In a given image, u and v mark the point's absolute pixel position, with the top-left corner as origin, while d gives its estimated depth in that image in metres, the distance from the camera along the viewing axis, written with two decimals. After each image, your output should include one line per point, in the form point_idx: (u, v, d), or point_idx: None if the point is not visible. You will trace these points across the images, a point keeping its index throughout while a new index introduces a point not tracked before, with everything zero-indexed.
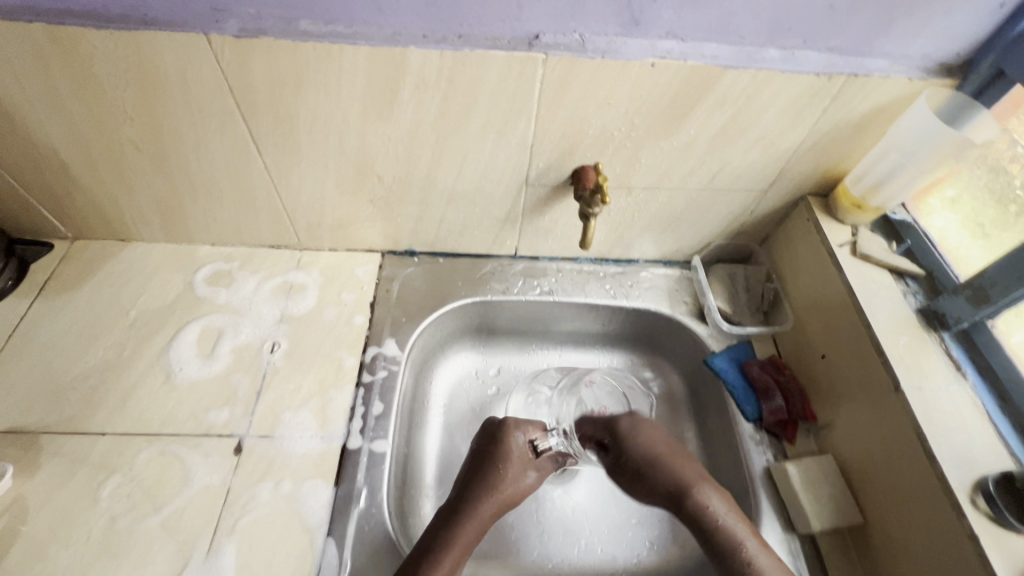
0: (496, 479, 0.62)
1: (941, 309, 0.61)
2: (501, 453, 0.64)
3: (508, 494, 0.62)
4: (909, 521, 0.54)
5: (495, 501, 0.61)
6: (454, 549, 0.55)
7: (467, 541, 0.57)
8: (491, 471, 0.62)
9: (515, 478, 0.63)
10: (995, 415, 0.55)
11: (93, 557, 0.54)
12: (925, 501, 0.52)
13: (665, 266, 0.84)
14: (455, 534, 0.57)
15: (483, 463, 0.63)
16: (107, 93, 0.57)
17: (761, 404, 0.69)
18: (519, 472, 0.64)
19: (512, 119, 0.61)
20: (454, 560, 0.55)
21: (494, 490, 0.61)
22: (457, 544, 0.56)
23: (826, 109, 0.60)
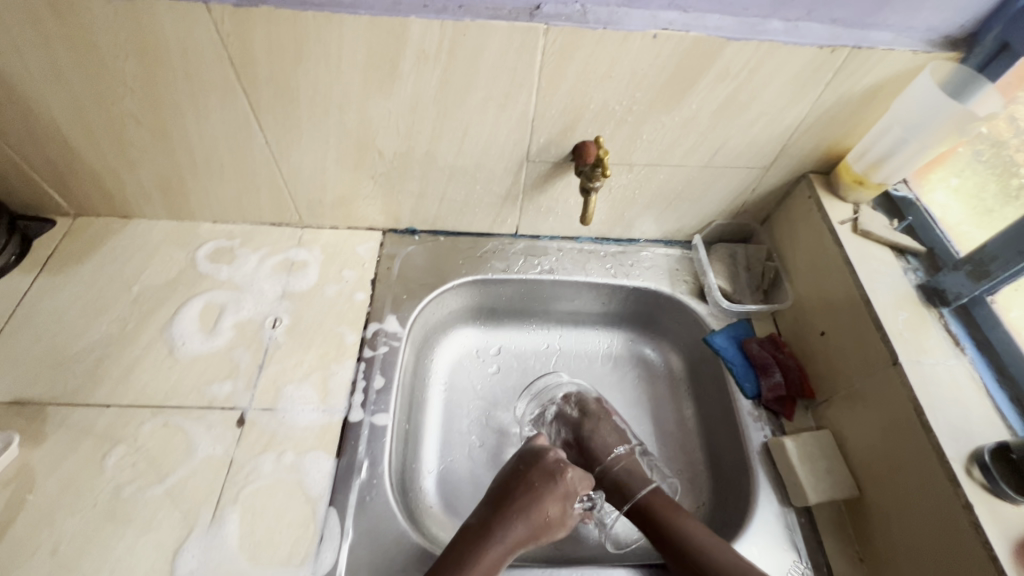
0: (539, 515, 0.58)
1: (941, 285, 0.61)
2: (551, 490, 0.60)
3: (543, 528, 0.59)
4: (905, 495, 0.54)
5: (530, 533, 0.58)
6: (476, 574, 0.53)
7: (491, 566, 0.54)
8: (534, 502, 0.59)
9: (557, 521, 0.60)
10: (992, 388, 0.56)
11: (99, 523, 0.55)
12: (921, 472, 0.53)
13: (666, 245, 0.84)
14: (480, 561, 0.54)
15: (528, 492, 0.60)
16: (108, 65, 0.57)
17: (760, 381, 0.70)
18: (560, 511, 0.60)
19: (513, 92, 0.60)
20: None
21: (533, 523, 0.58)
22: (481, 570, 0.53)
23: (829, 83, 0.60)
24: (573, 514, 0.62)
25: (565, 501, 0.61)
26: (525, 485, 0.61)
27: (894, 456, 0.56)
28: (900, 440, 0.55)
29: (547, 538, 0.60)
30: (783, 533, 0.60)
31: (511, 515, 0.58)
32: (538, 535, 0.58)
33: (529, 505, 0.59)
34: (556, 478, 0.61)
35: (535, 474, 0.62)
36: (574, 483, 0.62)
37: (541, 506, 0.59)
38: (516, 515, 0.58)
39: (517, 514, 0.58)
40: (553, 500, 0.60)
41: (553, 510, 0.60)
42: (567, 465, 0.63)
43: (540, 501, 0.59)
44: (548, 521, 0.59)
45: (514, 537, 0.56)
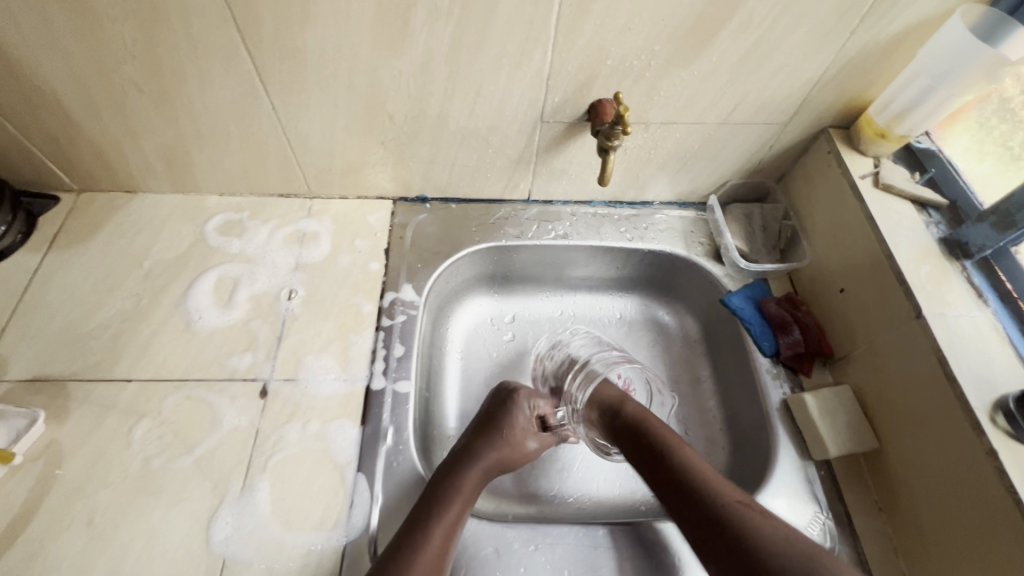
0: (501, 440, 0.61)
1: (964, 238, 0.61)
2: (510, 414, 0.64)
3: (511, 452, 0.61)
4: (926, 444, 0.55)
5: (497, 457, 0.60)
6: (459, 498, 0.54)
7: (471, 490, 0.56)
8: (495, 429, 0.62)
9: (520, 441, 0.63)
10: (1015, 338, 0.56)
11: (131, 495, 0.56)
12: (943, 422, 0.53)
13: (680, 207, 0.83)
14: (461, 484, 0.56)
15: (489, 422, 0.63)
16: (105, 28, 0.54)
17: (778, 339, 0.70)
18: (522, 435, 0.63)
19: (528, 48, 0.58)
20: (460, 509, 0.54)
21: (497, 448, 0.61)
22: (464, 494, 0.55)
23: (854, 31, 0.58)
24: (534, 436, 0.65)
25: (525, 424, 0.64)
26: (487, 418, 0.64)
27: (914, 404, 0.57)
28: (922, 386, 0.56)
29: (514, 464, 0.62)
30: (804, 485, 0.61)
31: (478, 443, 0.60)
32: (503, 464, 0.61)
33: (491, 436, 0.61)
34: (512, 404, 0.64)
35: (494, 406, 0.65)
36: (528, 405, 0.65)
37: (503, 432, 0.62)
38: (482, 445, 0.60)
39: (484, 442, 0.61)
40: (515, 424, 0.63)
41: (514, 432, 0.63)
42: (519, 387, 0.67)
43: (500, 426, 0.62)
44: (513, 444, 0.62)
45: (485, 465, 0.59)
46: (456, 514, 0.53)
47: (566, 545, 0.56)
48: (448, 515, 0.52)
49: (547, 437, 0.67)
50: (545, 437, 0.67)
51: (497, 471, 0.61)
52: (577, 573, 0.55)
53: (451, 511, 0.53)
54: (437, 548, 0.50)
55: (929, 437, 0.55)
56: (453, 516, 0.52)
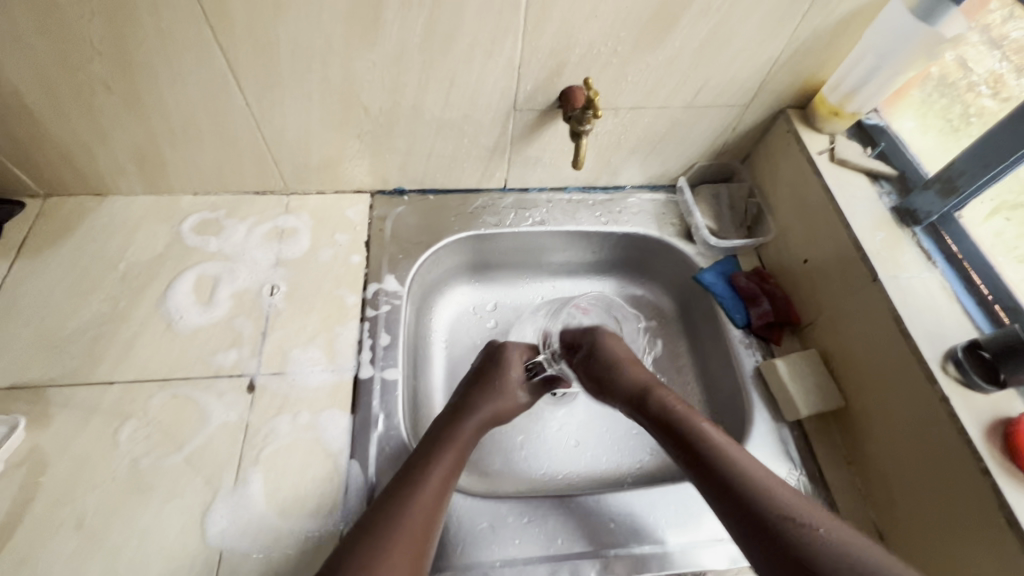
0: (495, 394, 0.63)
1: (912, 206, 0.65)
2: (502, 369, 0.66)
3: (503, 406, 0.63)
4: (886, 376, 0.59)
5: (491, 410, 0.62)
6: (454, 447, 0.56)
7: (466, 442, 0.57)
8: (488, 384, 0.64)
9: (511, 394, 0.64)
10: (961, 294, 0.60)
11: (122, 495, 0.55)
12: (898, 360, 0.58)
13: (652, 190, 0.86)
14: (456, 437, 0.57)
15: (481, 380, 0.64)
16: (72, 25, 0.53)
17: (748, 310, 0.73)
18: (513, 388, 0.65)
19: (499, 37, 0.60)
20: (455, 459, 0.55)
21: (491, 401, 0.62)
22: (459, 445, 0.56)
23: (805, 14, 0.61)
24: (524, 389, 0.66)
25: (517, 377, 0.66)
26: (479, 376, 0.65)
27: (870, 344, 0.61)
28: (879, 333, 0.60)
29: (507, 417, 0.64)
30: (778, 446, 0.64)
31: (471, 398, 0.62)
32: (498, 418, 0.62)
33: (485, 389, 0.63)
34: (502, 360, 0.67)
35: (486, 363, 0.67)
36: (517, 358, 0.67)
37: (495, 386, 0.64)
38: (476, 399, 0.62)
39: (477, 398, 0.62)
40: (507, 378, 0.65)
41: (506, 385, 0.64)
42: (508, 345, 0.69)
43: (491, 381, 0.64)
44: (505, 397, 0.63)
45: (481, 418, 0.60)
46: (452, 461, 0.54)
47: (558, 515, 0.59)
48: (443, 464, 0.53)
49: (540, 387, 0.69)
50: (538, 387, 0.69)
51: (491, 425, 0.62)
52: (569, 541, 0.57)
53: (448, 458, 0.54)
54: (436, 487, 0.51)
55: (886, 375, 0.59)
56: (450, 463, 0.54)
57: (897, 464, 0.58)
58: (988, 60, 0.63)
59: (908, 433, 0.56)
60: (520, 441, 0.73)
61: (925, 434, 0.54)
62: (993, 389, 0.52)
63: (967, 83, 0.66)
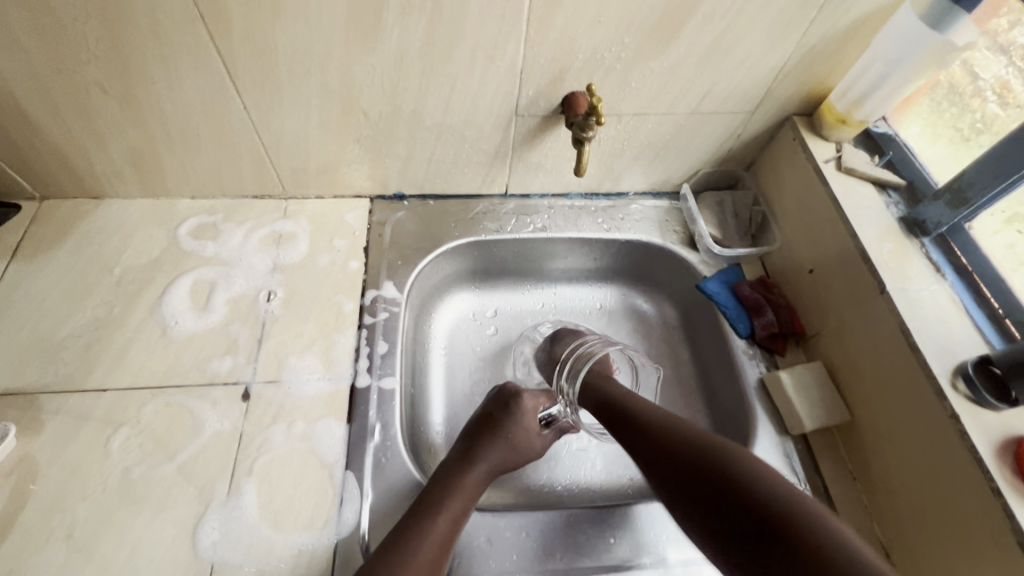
0: (505, 440, 0.62)
1: (921, 217, 0.64)
2: (513, 418, 0.63)
3: (511, 453, 0.62)
4: (893, 418, 0.58)
5: (499, 459, 0.61)
6: (458, 495, 0.55)
7: (472, 489, 0.57)
8: (497, 429, 0.62)
9: (522, 442, 0.63)
10: (971, 307, 0.59)
11: (112, 506, 0.54)
12: (910, 394, 0.56)
13: (655, 197, 0.85)
14: (462, 484, 0.56)
15: (490, 423, 0.63)
16: (66, 27, 0.53)
17: (752, 320, 0.72)
18: (525, 438, 0.63)
19: (501, 42, 0.59)
20: (460, 508, 0.54)
21: (499, 449, 0.61)
22: (466, 492, 0.56)
23: (813, 21, 0.60)
24: (540, 437, 0.65)
25: (529, 428, 0.64)
26: (488, 419, 0.64)
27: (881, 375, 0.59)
28: (892, 364, 0.58)
29: (517, 464, 0.63)
30: (782, 460, 0.63)
31: (480, 444, 0.61)
32: (508, 465, 0.62)
33: (497, 439, 0.61)
34: (515, 408, 0.64)
35: (496, 407, 0.65)
36: (529, 407, 0.65)
37: (506, 434, 0.62)
38: (485, 445, 0.61)
39: (487, 443, 0.61)
40: (519, 428, 0.63)
41: (517, 435, 0.63)
42: (522, 391, 0.66)
43: (503, 429, 0.62)
44: (515, 445, 0.62)
45: (489, 464, 0.60)
46: (458, 510, 0.54)
47: (557, 530, 0.57)
48: (449, 515, 0.53)
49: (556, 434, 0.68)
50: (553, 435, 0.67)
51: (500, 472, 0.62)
52: (569, 557, 0.56)
53: (454, 507, 0.54)
54: (441, 540, 0.51)
55: (896, 407, 0.57)
56: (456, 511, 0.54)
57: (903, 491, 0.57)
58: (994, 65, 0.63)
59: (916, 468, 0.55)
60: None
61: (931, 471, 0.53)
62: (1005, 407, 0.51)
63: (973, 88, 0.65)
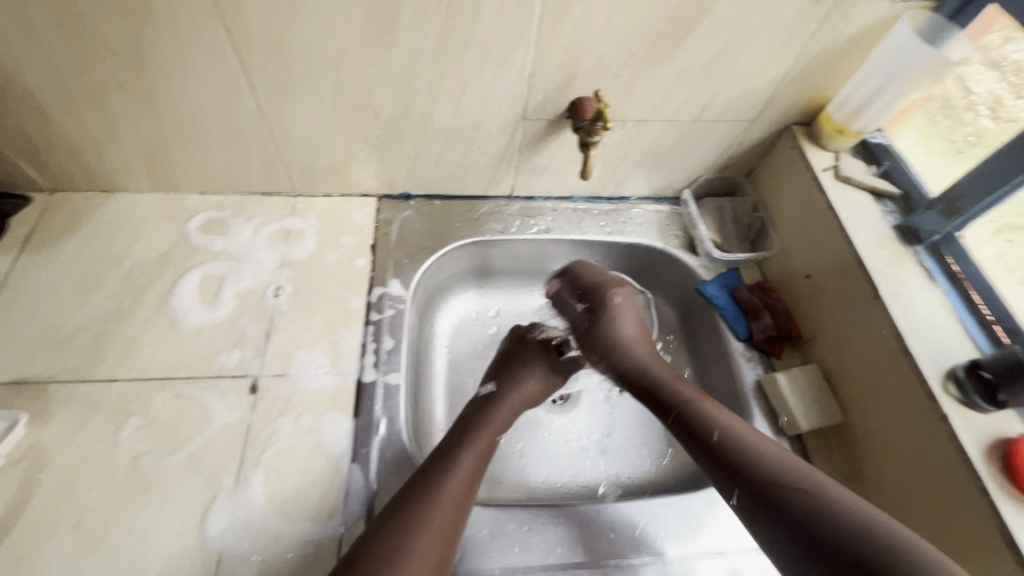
0: (527, 376, 0.68)
1: (915, 225, 0.67)
2: (532, 351, 0.71)
3: (536, 388, 0.68)
4: (878, 399, 0.61)
5: (523, 395, 0.66)
6: (485, 431, 0.59)
7: (498, 427, 0.61)
8: (519, 367, 0.69)
9: (545, 374, 0.69)
10: (963, 314, 0.61)
11: (121, 494, 0.55)
12: (889, 377, 0.59)
13: (656, 202, 0.87)
14: (489, 421, 0.61)
15: (512, 365, 0.69)
16: (88, 23, 0.54)
17: (751, 324, 0.74)
18: (548, 371, 0.70)
19: (512, 47, 0.61)
20: (488, 442, 0.58)
21: (524, 383, 0.67)
22: (490, 429, 0.60)
23: (813, 33, 0.62)
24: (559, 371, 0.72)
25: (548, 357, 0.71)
26: (511, 362, 0.70)
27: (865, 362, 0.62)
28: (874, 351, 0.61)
29: (541, 399, 0.69)
30: None
31: (503, 384, 0.67)
32: (531, 401, 0.67)
33: (520, 374, 0.68)
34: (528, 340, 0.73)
35: (514, 346, 0.72)
36: (541, 338, 0.73)
37: (528, 368, 0.69)
38: (509, 383, 0.67)
39: (511, 380, 0.67)
40: (537, 360, 0.70)
41: (539, 367, 0.69)
42: (536, 329, 0.75)
43: (524, 362, 0.70)
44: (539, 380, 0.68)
45: (513, 402, 0.65)
46: (486, 443, 0.58)
47: (558, 524, 0.59)
48: (476, 450, 0.56)
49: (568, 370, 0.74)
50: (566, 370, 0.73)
51: (526, 406, 0.67)
52: (570, 550, 0.57)
53: (482, 442, 0.58)
54: (470, 467, 0.54)
55: (883, 397, 0.60)
56: (484, 447, 0.57)
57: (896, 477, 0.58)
58: (988, 80, 0.65)
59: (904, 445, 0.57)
60: (521, 448, 0.73)
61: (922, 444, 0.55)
62: (993, 409, 0.53)
63: (966, 102, 0.68)
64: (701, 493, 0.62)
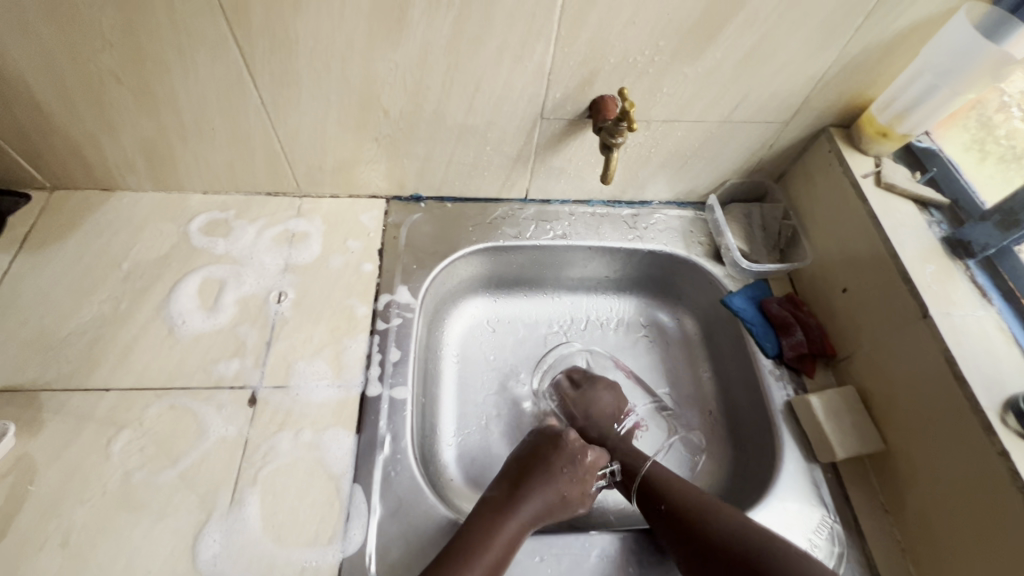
0: (552, 484, 0.58)
1: (965, 237, 0.61)
2: (557, 459, 0.61)
3: (558, 500, 0.58)
4: (929, 433, 0.55)
5: (545, 504, 0.57)
6: (498, 540, 0.52)
7: (514, 535, 0.53)
8: (544, 472, 0.59)
9: (570, 485, 0.59)
10: (1021, 337, 0.56)
11: (110, 512, 0.52)
12: (946, 415, 0.53)
13: (679, 207, 0.82)
14: (501, 528, 0.53)
15: (537, 465, 0.60)
16: (82, 14, 0.51)
17: (781, 340, 0.69)
18: (572, 485, 0.60)
19: (530, 41, 0.56)
20: (500, 555, 0.51)
21: (546, 491, 0.58)
22: (504, 538, 0.52)
23: (859, 27, 0.57)
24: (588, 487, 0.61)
25: (578, 477, 0.60)
26: (540, 460, 0.61)
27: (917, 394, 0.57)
28: (929, 380, 0.55)
29: (562, 512, 0.59)
30: (810, 489, 0.60)
31: (523, 489, 0.57)
32: (552, 511, 0.57)
33: (544, 482, 0.58)
34: (561, 450, 0.62)
35: (540, 447, 0.62)
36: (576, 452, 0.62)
37: (552, 475, 0.59)
38: (535, 484, 0.58)
39: (531, 486, 0.58)
40: (568, 473, 0.60)
41: (565, 480, 0.59)
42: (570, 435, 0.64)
43: (550, 473, 0.59)
44: (563, 493, 0.59)
45: (531, 510, 0.56)
46: (490, 565, 0.50)
47: (574, 555, 0.54)
48: (487, 560, 0.50)
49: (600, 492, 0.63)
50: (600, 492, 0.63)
51: (547, 518, 0.57)
52: None
53: (493, 552, 0.51)
54: None
55: (935, 429, 0.54)
56: (495, 559, 0.50)
57: (947, 543, 0.53)
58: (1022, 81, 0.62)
59: (962, 515, 0.51)
60: None
61: (984, 517, 0.49)
62: None
63: (998, 103, 0.64)
64: None
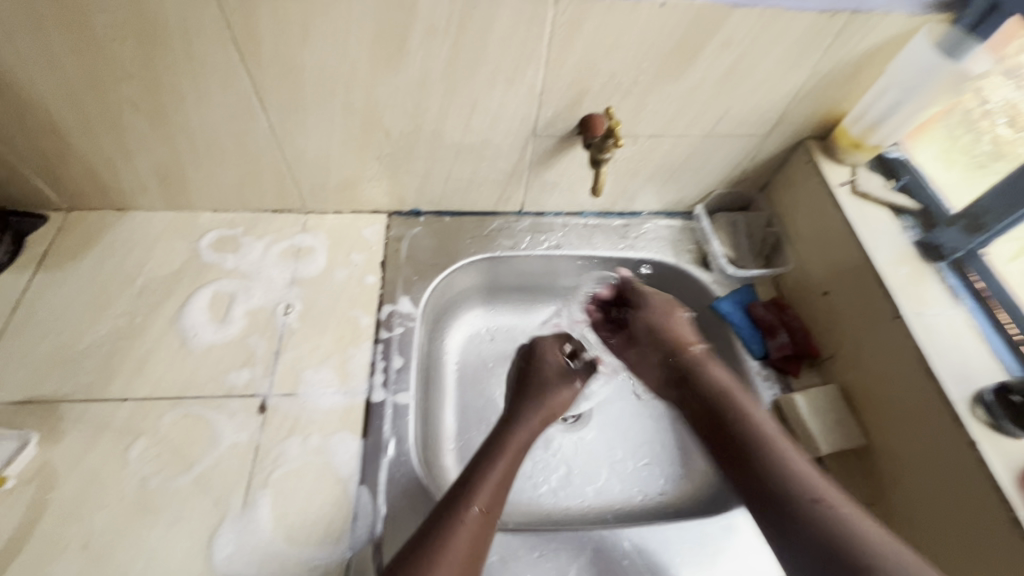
0: (542, 397, 0.66)
1: (936, 241, 0.64)
2: (545, 373, 0.69)
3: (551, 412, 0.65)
4: (907, 427, 0.58)
5: (541, 415, 0.64)
6: (507, 451, 0.58)
7: (520, 444, 0.60)
8: (534, 388, 0.67)
9: (557, 392, 0.67)
10: (990, 334, 0.59)
11: (128, 515, 0.55)
12: (919, 409, 0.56)
13: (668, 217, 0.86)
14: (507, 442, 0.59)
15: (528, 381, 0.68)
16: (105, 46, 0.55)
17: (767, 342, 0.72)
18: (555, 384, 0.68)
19: (522, 66, 0.60)
20: (510, 461, 0.57)
21: (540, 407, 0.65)
22: (512, 448, 0.58)
23: (828, 48, 0.61)
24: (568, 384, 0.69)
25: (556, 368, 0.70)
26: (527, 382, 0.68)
27: (894, 389, 0.60)
28: (904, 377, 0.58)
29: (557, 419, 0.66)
30: None
31: (519, 408, 0.64)
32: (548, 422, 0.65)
33: (538, 397, 0.66)
34: (539, 354, 0.71)
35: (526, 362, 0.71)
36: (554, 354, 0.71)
37: (544, 393, 0.66)
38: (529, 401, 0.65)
39: (524, 406, 0.65)
40: (550, 379, 0.68)
41: (555, 392, 0.67)
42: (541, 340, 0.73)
43: (539, 385, 0.67)
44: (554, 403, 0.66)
45: (530, 424, 0.62)
46: (505, 468, 0.56)
47: (571, 551, 0.57)
48: (499, 466, 0.55)
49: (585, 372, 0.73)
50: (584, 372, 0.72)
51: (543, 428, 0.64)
52: None
53: (502, 461, 0.56)
54: (492, 487, 0.53)
55: (911, 422, 0.57)
56: (505, 465, 0.56)
57: (929, 531, 0.55)
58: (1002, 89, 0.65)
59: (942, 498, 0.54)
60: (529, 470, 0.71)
61: (960, 503, 0.52)
62: None
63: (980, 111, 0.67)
64: (717, 517, 0.60)
